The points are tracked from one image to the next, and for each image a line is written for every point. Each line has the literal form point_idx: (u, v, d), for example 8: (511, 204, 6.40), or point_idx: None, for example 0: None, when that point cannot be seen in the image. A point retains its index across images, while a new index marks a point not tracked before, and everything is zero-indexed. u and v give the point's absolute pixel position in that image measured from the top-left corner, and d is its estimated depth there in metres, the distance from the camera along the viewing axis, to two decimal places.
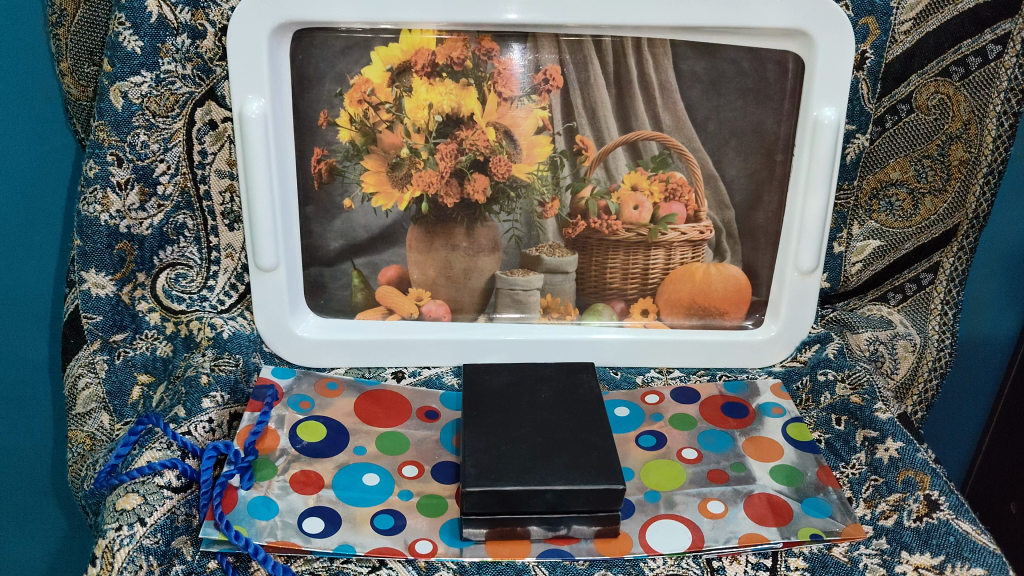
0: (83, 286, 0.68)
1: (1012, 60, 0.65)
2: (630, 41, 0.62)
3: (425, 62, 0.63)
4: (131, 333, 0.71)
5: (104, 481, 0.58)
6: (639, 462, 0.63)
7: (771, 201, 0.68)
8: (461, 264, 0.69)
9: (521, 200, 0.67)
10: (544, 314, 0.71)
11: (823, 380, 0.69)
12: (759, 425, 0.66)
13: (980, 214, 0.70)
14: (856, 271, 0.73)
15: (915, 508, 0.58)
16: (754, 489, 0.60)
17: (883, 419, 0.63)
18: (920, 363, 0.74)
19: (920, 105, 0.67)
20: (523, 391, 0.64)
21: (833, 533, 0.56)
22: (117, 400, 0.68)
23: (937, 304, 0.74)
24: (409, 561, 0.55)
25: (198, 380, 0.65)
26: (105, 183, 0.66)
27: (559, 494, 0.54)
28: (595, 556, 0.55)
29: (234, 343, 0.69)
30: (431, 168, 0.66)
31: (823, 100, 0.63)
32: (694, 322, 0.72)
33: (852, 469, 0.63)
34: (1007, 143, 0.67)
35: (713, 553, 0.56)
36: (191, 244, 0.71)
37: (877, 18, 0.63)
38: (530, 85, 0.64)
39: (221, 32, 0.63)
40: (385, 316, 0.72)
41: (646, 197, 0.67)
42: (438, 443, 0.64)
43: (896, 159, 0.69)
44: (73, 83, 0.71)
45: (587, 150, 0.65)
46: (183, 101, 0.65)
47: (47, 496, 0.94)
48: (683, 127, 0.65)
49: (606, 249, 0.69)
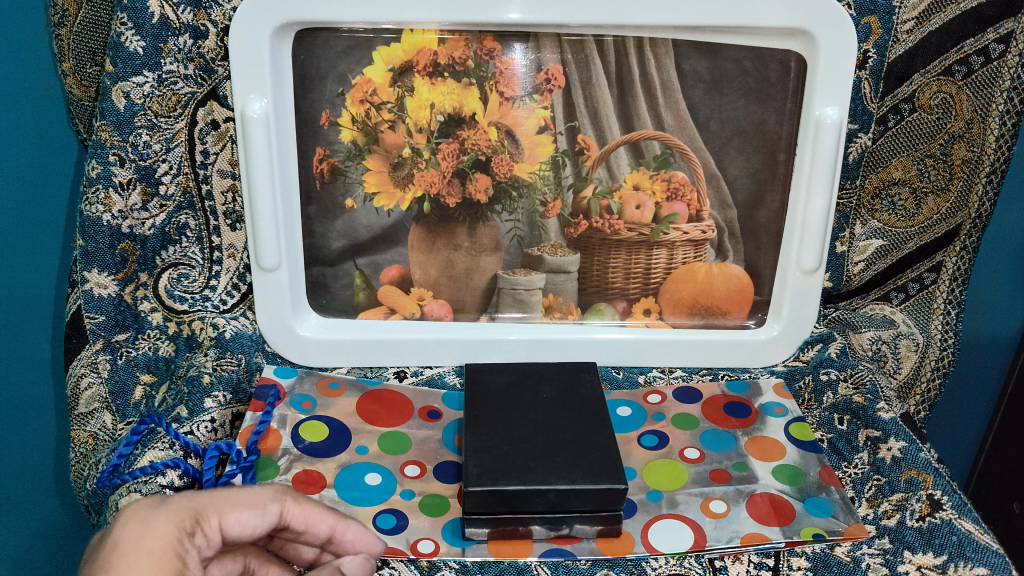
0: (85, 287, 0.68)
1: (1015, 59, 0.64)
2: (632, 41, 0.62)
3: (426, 62, 0.63)
4: (133, 333, 0.71)
5: (106, 480, 0.58)
6: (641, 462, 0.63)
7: (773, 200, 0.67)
8: (463, 264, 0.69)
9: (523, 199, 0.67)
10: (546, 314, 0.71)
11: (825, 380, 0.69)
12: (762, 425, 0.66)
13: (983, 214, 0.70)
14: (859, 271, 0.73)
15: (918, 508, 0.58)
16: (755, 489, 0.60)
17: (886, 418, 0.63)
18: (922, 363, 0.74)
19: (922, 104, 0.67)
20: (524, 391, 0.64)
21: (835, 533, 0.56)
22: (119, 399, 0.69)
23: (940, 304, 0.74)
24: (410, 560, 0.55)
25: (200, 380, 0.66)
26: (107, 184, 0.66)
27: (561, 493, 0.54)
28: (597, 556, 0.56)
29: (236, 342, 0.69)
30: (433, 168, 0.66)
31: (825, 99, 0.62)
32: (696, 322, 0.72)
33: (855, 469, 0.63)
34: (1010, 143, 0.67)
35: (716, 553, 0.56)
36: (194, 244, 0.71)
37: (880, 17, 0.63)
38: (533, 85, 0.64)
39: (223, 33, 0.63)
40: (387, 316, 0.72)
41: (648, 196, 0.67)
42: (439, 442, 0.65)
43: (898, 158, 0.69)
44: (75, 83, 0.71)
45: (588, 150, 0.65)
46: (185, 101, 0.65)
47: (50, 494, 0.95)
48: (684, 126, 0.65)
49: (609, 247, 0.68)
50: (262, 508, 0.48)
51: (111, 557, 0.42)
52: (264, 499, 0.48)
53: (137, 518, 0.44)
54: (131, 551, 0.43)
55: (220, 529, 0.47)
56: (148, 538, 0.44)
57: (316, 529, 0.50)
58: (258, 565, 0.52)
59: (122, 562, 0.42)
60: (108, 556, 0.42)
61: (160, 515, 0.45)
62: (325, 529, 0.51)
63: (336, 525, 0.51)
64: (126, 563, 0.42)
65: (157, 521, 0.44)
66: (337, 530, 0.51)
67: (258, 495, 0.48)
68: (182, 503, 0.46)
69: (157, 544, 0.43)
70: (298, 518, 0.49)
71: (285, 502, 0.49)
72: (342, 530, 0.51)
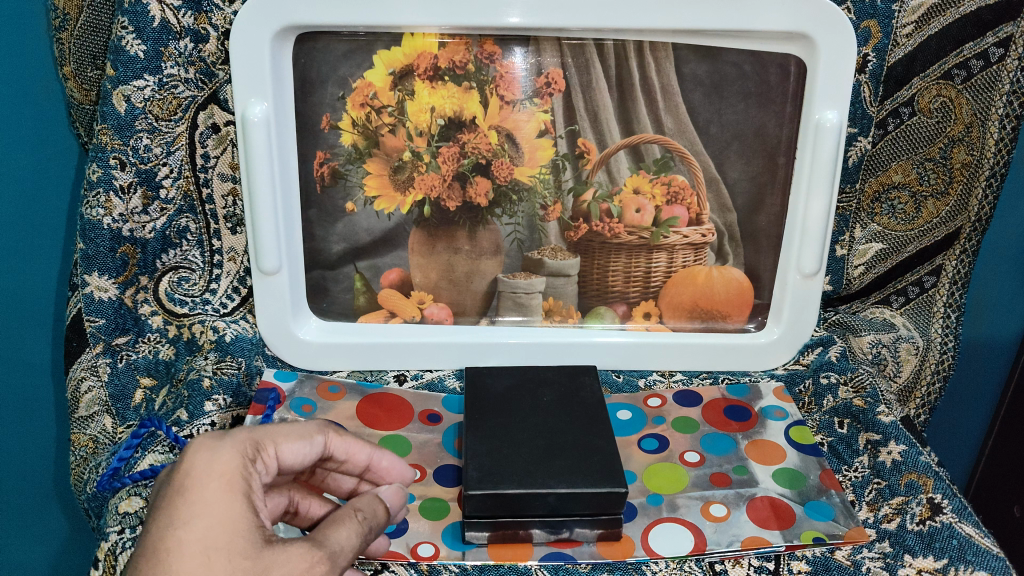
0: (85, 290, 0.68)
1: (1014, 62, 0.65)
2: (632, 45, 0.62)
3: (426, 65, 0.63)
4: (133, 336, 0.71)
5: (106, 484, 0.56)
6: (641, 465, 0.63)
7: (773, 204, 0.67)
8: (463, 267, 0.69)
9: (523, 203, 0.67)
10: (546, 318, 0.71)
11: (825, 384, 0.69)
12: (762, 428, 0.66)
13: (983, 217, 0.70)
14: (859, 275, 0.73)
15: (918, 512, 0.58)
16: (756, 492, 0.60)
17: (886, 422, 0.63)
18: (922, 366, 0.74)
19: (922, 108, 0.67)
20: (525, 394, 0.64)
21: (835, 537, 0.56)
22: (119, 403, 0.69)
23: (940, 307, 0.74)
24: (410, 564, 0.55)
25: (200, 383, 0.67)
26: (107, 187, 0.66)
27: (561, 497, 0.54)
28: (597, 560, 0.56)
29: (236, 346, 0.70)
30: (433, 171, 0.66)
31: (825, 103, 0.62)
32: (696, 326, 0.72)
33: (855, 472, 0.63)
34: (1010, 146, 0.67)
35: (716, 556, 0.56)
36: (194, 248, 0.71)
37: (879, 21, 0.63)
38: (533, 89, 0.64)
39: (224, 36, 0.63)
40: (387, 320, 0.72)
41: (648, 200, 0.67)
42: (439, 446, 0.65)
43: (898, 162, 0.69)
44: (76, 87, 0.71)
45: (588, 153, 0.65)
46: (186, 105, 0.65)
47: (49, 497, 0.94)
48: (684, 130, 0.65)
49: (608, 251, 0.68)
50: (310, 438, 0.51)
51: (185, 484, 0.44)
52: (309, 431, 0.52)
53: (205, 446, 0.46)
54: (203, 477, 0.44)
55: (276, 458, 0.49)
56: (218, 464, 0.45)
57: (355, 458, 0.55)
58: (301, 499, 0.56)
59: (196, 489, 0.44)
60: (181, 483, 0.44)
61: (224, 444, 0.46)
62: (363, 458, 0.55)
63: (372, 454, 0.55)
64: (199, 489, 0.44)
65: (224, 448, 0.46)
66: (373, 459, 0.55)
67: (305, 428, 0.52)
68: (243, 434, 0.48)
69: (226, 469, 0.45)
70: (340, 448, 0.53)
71: (328, 434, 0.53)
72: (378, 458, 0.56)
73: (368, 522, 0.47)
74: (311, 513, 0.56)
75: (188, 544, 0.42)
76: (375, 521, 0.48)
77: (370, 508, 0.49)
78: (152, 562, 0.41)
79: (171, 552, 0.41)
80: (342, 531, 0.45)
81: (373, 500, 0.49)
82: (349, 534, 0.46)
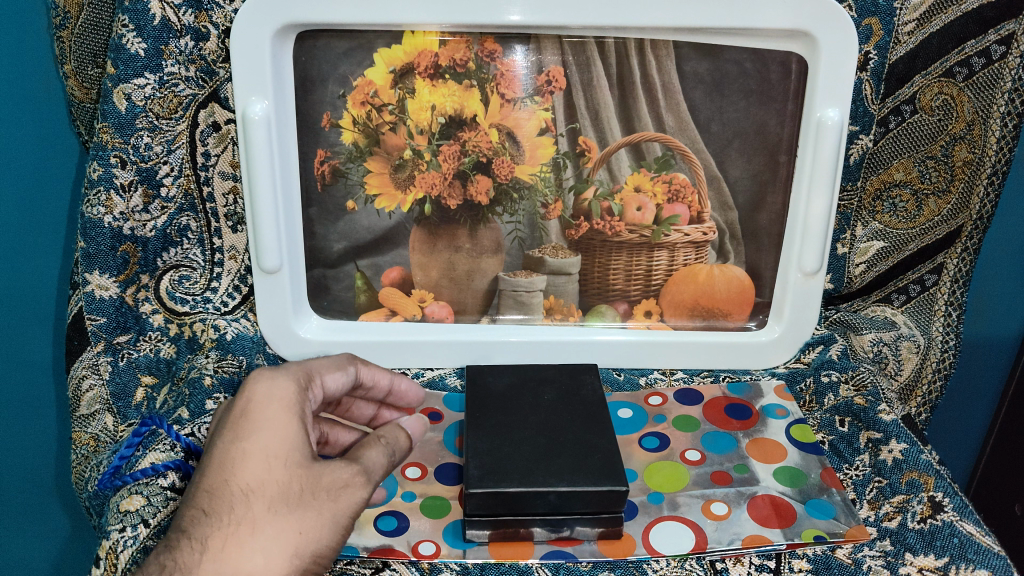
0: (86, 288, 0.68)
1: (1016, 60, 0.64)
2: (633, 42, 0.62)
3: (427, 64, 0.63)
4: (135, 334, 0.71)
5: (108, 482, 0.59)
6: (641, 463, 0.63)
7: (773, 202, 0.67)
8: (464, 265, 0.69)
9: (523, 201, 0.67)
10: (547, 316, 0.71)
11: (826, 382, 0.69)
12: (762, 426, 0.66)
13: (984, 215, 0.70)
14: (860, 273, 0.73)
15: (919, 510, 0.57)
16: (757, 490, 0.60)
17: (886, 421, 0.63)
18: (924, 364, 0.74)
19: (924, 105, 0.67)
20: (526, 392, 0.64)
21: (836, 535, 0.56)
22: (121, 401, 0.69)
23: (941, 306, 0.74)
24: (411, 562, 0.56)
25: (201, 381, 0.67)
26: (108, 185, 0.66)
27: (562, 495, 0.54)
28: (598, 558, 0.56)
29: (237, 344, 0.70)
30: (434, 169, 0.66)
31: (826, 101, 0.62)
32: (697, 324, 0.72)
33: (855, 471, 0.63)
34: (1011, 144, 0.67)
35: (716, 555, 0.56)
36: (195, 246, 0.71)
37: (881, 18, 0.63)
38: (533, 87, 0.64)
39: (224, 34, 0.63)
40: (388, 317, 0.72)
41: (649, 198, 0.67)
42: (440, 444, 0.65)
43: (899, 160, 0.69)
44: (76, 85, 0.71)
45: (589, 151, 0.65)
46: (186, 104, 0.65)
47: (51, 496, 0.95)
48: (685, 128, 0.65)
49: (609, 250, 0.68)
50: (343, 367, 0.60)
51: (250, 405, 0.52)
52: (342, 362, 0.61)
53: (265, 376, 0.54)
54: (266, 398, 0.52)
55: (321, 387, 0.58)
56: (277, 390, 0.53)
57: (379, 384, 0.64)
58: (329, 429, 0.63)
59: (259, 409, 0.52)
60: (246, 404, 0.52)
61: (282, 375, 0.55)
62: (386, 383, 0.64)
63: (393, 380, 0.64)
64: (262, 409, 0.52)
65: (281, 377, 0.55)
66: (395, 383, 0.65)
67: (337, 360, 0.61)
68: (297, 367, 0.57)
69: (284, 393, 0.53)
70: (368, 375, 0.63)
71: (357, 364, 0.62)
72: (399, 382, 0.65)
73: (391, 446, 0.55)
74: (340, 440, 0.64)
75: (252, 452, 0.50)
76: (397, 446, 0.56)
77: (393, 435, 0.56)
78: (220, 469, 0.49)
79: (237, 461, 0.49)
80: (371, 452, 0.54)
81: (395, 429, 0.57)
82: (377, 454, 0.54)
